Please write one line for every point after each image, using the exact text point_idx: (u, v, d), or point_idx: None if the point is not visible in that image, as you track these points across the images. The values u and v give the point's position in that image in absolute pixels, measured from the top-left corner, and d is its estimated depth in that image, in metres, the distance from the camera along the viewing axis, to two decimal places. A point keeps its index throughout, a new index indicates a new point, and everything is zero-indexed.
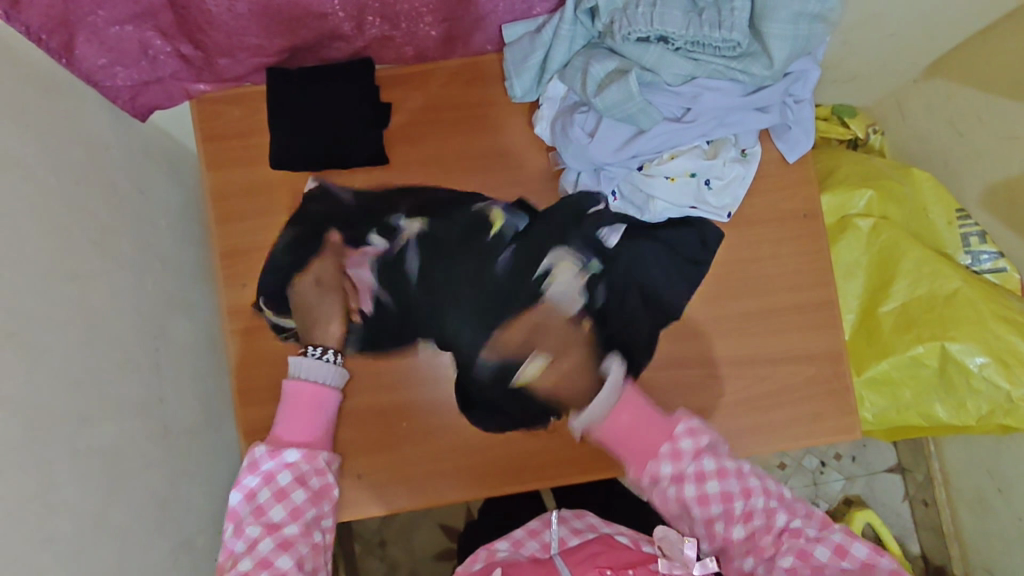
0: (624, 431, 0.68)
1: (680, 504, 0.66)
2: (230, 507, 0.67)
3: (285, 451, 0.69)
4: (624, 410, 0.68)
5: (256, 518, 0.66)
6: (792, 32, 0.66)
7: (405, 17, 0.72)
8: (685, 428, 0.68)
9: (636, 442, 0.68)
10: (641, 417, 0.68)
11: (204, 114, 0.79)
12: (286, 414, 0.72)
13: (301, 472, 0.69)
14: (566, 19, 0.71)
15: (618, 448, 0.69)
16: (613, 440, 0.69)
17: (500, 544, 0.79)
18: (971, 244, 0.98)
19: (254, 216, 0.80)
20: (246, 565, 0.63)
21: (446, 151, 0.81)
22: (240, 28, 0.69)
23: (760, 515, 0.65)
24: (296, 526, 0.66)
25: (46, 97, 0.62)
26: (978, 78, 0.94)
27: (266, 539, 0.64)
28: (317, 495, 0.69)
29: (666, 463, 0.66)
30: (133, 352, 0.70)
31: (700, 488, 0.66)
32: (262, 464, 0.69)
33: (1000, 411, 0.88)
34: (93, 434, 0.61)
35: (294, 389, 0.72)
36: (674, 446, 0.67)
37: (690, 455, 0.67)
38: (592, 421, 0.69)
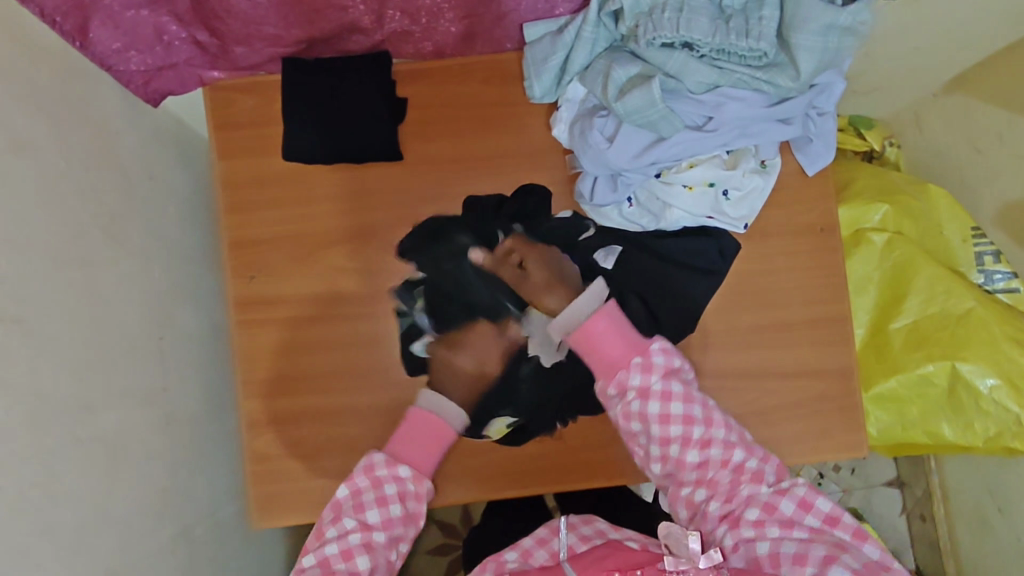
0: (600, 334, 0.72)
1: (642, 421, 0.70)
2: (340, 494, 0.73)
3: (402, 465, 0.73)
4: (601, 316, 0.72)
5: (354, 513, 0.71)
6: (821, 44, 0.65)
7: (425, 13, 0.71)
8: (660, 346, 0.72)
9: (605, 355, 0.72)
10: (615, 328, 0.72)
11: (218, 101, 0.78)
12: (408, 432, 0.75)
13: (404, 490, 0.73)
14: (589, 21, 0.70)
15: (590, 357, 0.73)
16: (584, 348, 0.73)
17: (507, 555, 0.79)
18: (985, 262, 0.97)
19: (265, 207, 0.79)
20: (330, 550, 0.69)
21: (461, 149, 0.80)
22: (258, 17, 0.68)
23: (718, 447, 0.70)
24: (381, 536, 0.71)
25: (58, 79, 0.61)
26: (1000, 96, 0.92)
27: (356, 535, 0.70)
28: (409, 517, 0.73)
29: (636, 375, 0.71)
30: (139, 339, 0.70)
31: (663, 408, 0.70)
32: (377, 469, 0.73)
33: (1009, 433, 0.87)
34: (96, 422, 0.61)
35: (422, 421, 0.75)
36: (645, 359, 0.71)
37: (660, 373, 0.71)
38: (569, 327, 0.74)
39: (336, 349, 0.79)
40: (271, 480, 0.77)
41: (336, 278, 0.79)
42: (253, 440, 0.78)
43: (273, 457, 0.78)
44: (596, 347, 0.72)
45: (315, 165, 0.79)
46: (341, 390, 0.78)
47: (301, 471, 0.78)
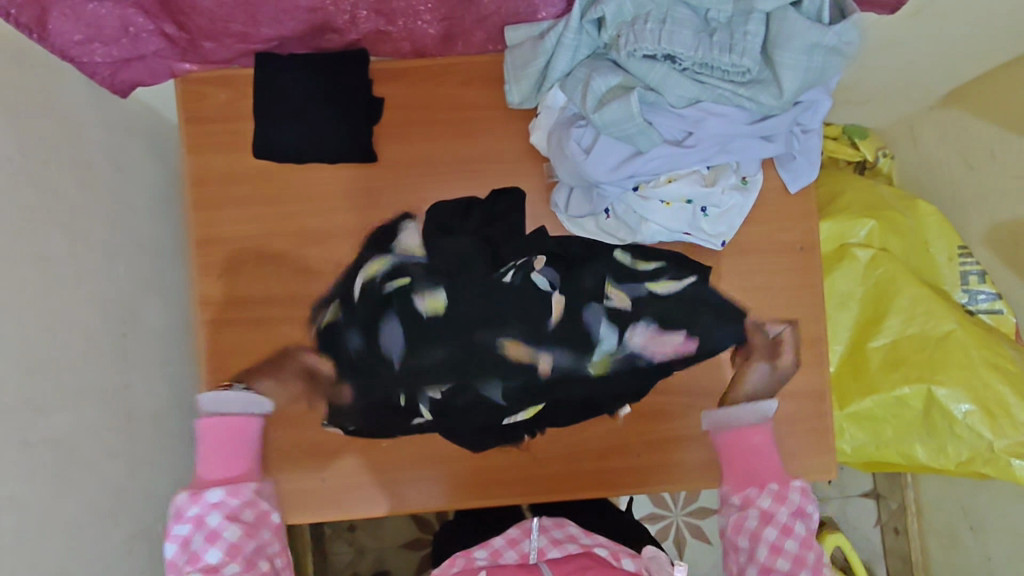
0: (755, 446, 0.75)
1: (751, 540, 0.71)
2: (168, 558, 0.69)
3: (208, 492, 0.71)
4: (758, 432, 0.75)
5: (195, 564, 0.68)
6: (806, 63, 0.63)
7: (401, 14, 0.69)
8: (800, 484, 0.74)
9: (748, 463, 0.75)
10: (765, 448, 0.75)
11: (187, 94, 0.76)
12: (206, 440, 0.74)
13: (229, 509, 0.71)
14: (571, 28, 0.68)
15: (729, 460, 0.76)
16: (732, 446, 0.75)
17: (478, 553, 0.78)
18: (970, 282, 0.95)
19: (235, 204, 0.77)
20: None
21: (437, 152, 0.78)
22: (225, 14, 0.65)
23: None
24: (234, 563, 0.68)
25: (17, 72, 0.59)
26: (994, 113, 0.90)
27: None
28: (256, 525, 0.72)
29: (768, 499, 0.73)
30: (100, 337, 0.69)
31: (779, 540, 0.70)
32: (189, 510, 0.70)
33: (981, 459, 0.85)
34: (49, 422, 0.60)
35: (211, 425, 0.74)
36: (780, 490, 0.73)
37: (794, 507, 0.73)
38: (725, 417, 0.76)
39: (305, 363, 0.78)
40: None
41: (307, 281, 0.78)
42: None
43: None
44: (738, 457, 0.75)
45: (286, 164, 0.77)
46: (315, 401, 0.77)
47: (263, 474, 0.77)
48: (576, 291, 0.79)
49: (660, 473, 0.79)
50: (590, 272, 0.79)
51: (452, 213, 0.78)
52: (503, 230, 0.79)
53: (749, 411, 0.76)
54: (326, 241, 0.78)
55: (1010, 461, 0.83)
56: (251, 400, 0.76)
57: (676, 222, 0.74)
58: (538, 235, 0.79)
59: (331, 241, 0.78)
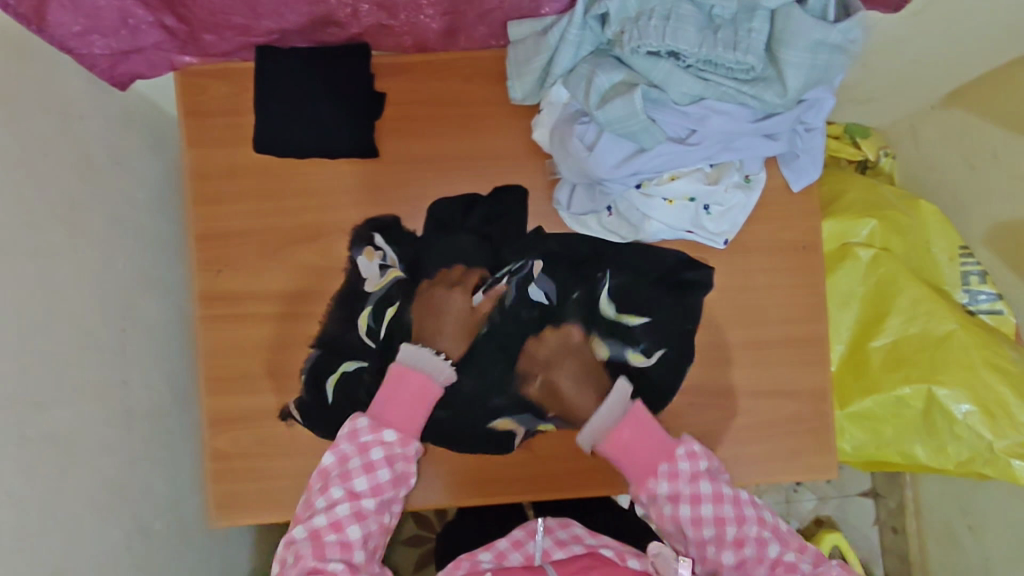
0: (627, 443, 0.72)
1: (676, 524, 0.69)
2: (323, 465, 0.69)
3: (385, 430, 0.70)
4: (624, 426, 0.72)
5: (341, 481, 0.68)
6: (811, 61, 0.63)
7: (404, 8, 0.68)
8: (684, 452, 0.71)
9: (634, 458, 0.72)
10: (640, 436, 0.72)
11: (187, 87, 0.75)
12: (391, 384, 0.72)
13: (386, 454, 0.70)
14: (574, 23, 0.67)
15: (620, 463, 0.72)
16: (616, 455, 0.72)
17: (482, 556, 0.77)
18: (971, 282, 0.94)
19: (235, 199, 0.77)
20: (319, 522, 0.65)
21: (438, 148, 0.78)
22: (225, 7, 0.65)
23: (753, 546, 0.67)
24: (374, 499, 0.68)
25: (15, 63, 0.59)
26: (996, 113, 0.90)
27: (345, 503, 0.66)
28: (398, 479, 0.70)
29: (664, 482, 0.70)
30: (98, 332, 0.68)
31: (695, 511, 0.69)
32: (362, 435, 0.70)
33: (981, 459, 0.86)
34: (47, 417, 0.59)
35: (400, 372, 0.73)
36: (673, 467, 0.71)
37: (688, 477, 0.70)
38: (595, 433, 0.74)
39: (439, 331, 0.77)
40: (226, 479, 0.76)
41: (307, 278, 0.77)
42: (215, 437, 0.77)
43: (232, 455, 0.77)
44: (624, 458, 0.72)
45: (286, 159, 0.77)
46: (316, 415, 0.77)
47: (262, 470, 0.77)
48: (574, 295, 0.79)
49: None
50: (590, 275, 0.79)
51: (451, 214, 0.78)
52: (502, 234, 0.79)
53: (606, 412, 0.74)
54: (329, 240, 0.77)
55: (1010, 461, 0.83)
56: (441, 368, 0.74)
57: (677, 219, 0.74)
58: (536, 237, 0.79)
59: (332, 241, 0.77)
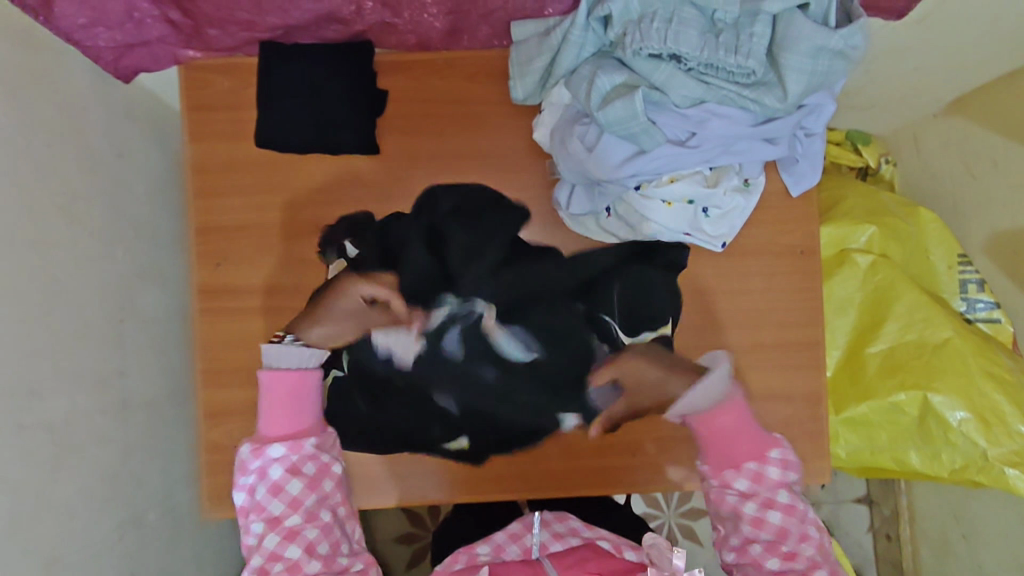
0: (723, 429, 0.73)
1: (733, 513, 0.71)
2: (236, 506, 0.69)
3: (270, 447, 0.70)
4: (723, 412, 0.73)
5: (258, 514, 0.68)
6: (812, 66, 0.63)
7: (408, 6, 0.68)
8: (777, 456, 0.71)
9: (725, 448, 0.73)
10: (738, 429, 0.73)
11: (192, 81, 0.76)
12: (267, 399, 0.72)
13: (290, 464, 0.70)
14: (577, 25, 0.67)
15: (710, 446, 0.74)
16: (708, 436, 0.74)
17: (480, 549, 0.77)
18: (969, 291, 0.94)
19: (237, 192, 0.77)
20: (257, 561, 0.67)
21: (439, 145, 0.78)
22: (232, 3, 0.65)
23: (801, 560, 0.69)
24: (297, 514, 0.68)
25: (20, 53, 0.59)
26: (997, 122, 0.90)
27: (271, 533, 0.67)
28: (315, 480, 0.70)
29: (745, 478, 0.71)
30: (97, 322, 0.68)
31: (761, 513, 0.70)
32: (251, 463, 0.70)
33: (974, 467, 0.86)
34: (43, 406, 0.59)
35: (270, 377, 0.72)
36: (759, 467, 0.71)
37: (771, 483, 0.71)
38: (689, 411, 0.75)
39: (314, 323, 0.78)
40: (222, 471, 0.77)
41: (307, 272, 0.78)
42: (210, 429, 0.77)
43: (228, 448, 0.77)
44: (719, 446, 0.73)
45: (289, 155, 0.77)
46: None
47: None
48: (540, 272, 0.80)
49: (649, 469, 0.79)
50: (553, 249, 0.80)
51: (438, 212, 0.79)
52: (468, 226, 0.79)
53: (705, 390, 0.75)
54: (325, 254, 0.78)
55: (1003, 470, 0.83)
56: (305, 355, 0.75)
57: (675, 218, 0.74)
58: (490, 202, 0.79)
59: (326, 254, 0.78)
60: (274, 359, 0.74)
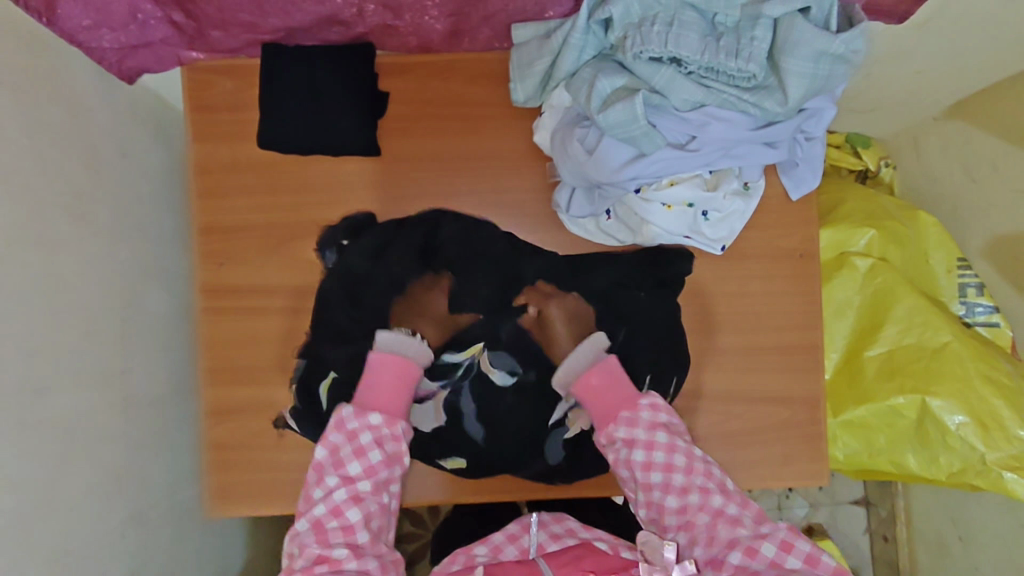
0: (594, 388, 0.78)
1: (629, 468, 0.75)
2: (317, 459, 0.74)
3: (370, 414, 0.75)
4: (594, 372, 0.78)
5: (337, 470, 0.73)
6: (812, 71, 0.63)
7: (409, 9, 0.69)
8: (647, 403, 0.77)
9: (600, 402, 0.78)
10: (611, 383, 0.78)
11: (194, 82, 0.76)
12: (371, 372, 0.77)
13: (377, 436, 0.75)
14: (578, 28, 0.68)
15: (586, 404, 0.79)
16: (586, 397, 0.79)
17: (478, 549, 0.77)
18: (968, 294, 0.95)
19: (239, 193, 0.77)
20: (319, 511, 0.71)
21: (441, 146, 0.78)
22: (234, 5, 0.65)
23: (696, 493, 0.72)
24: (368, 482, 0.73)
25: (26, 55, 0.60)
26: (997, 127, 0.90)
27: (341, 489, 0.72)
28: (390, 458, 0.75)
29: (622, 427, 0.76)
30: (102, 321, 0.69)
31: (647, 456, 0.74)
32: (348, 424, 0.75)
33: (972, 470, 0.86)
34: (48, 404, 0.60)
35: (379, 359, 0.77)
36: (633, 415, 0.77)
37: (645, 425, 0.76)
38: (567, 378, 0.80)
39: (416, 317, 0.81)
40: (223, 470, 0.77)
41: (308, 272, 0.78)
42: (213, 428, 0.77)
43: (230, 447, 0.77)
44: (600, 404, 0.78)
45: (291, 156, 0.77)
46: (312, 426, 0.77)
47: (260, 462, 0.78)
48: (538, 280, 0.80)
49: None
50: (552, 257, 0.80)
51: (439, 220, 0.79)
52: (463, 232, 0.79)
53: (580, 359, 0.80)
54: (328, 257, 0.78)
55: (1001, 474, 0.83)
56: (412, 345, 0.79)
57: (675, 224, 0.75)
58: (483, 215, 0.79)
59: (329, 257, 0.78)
60: (389, 342, 0.79)
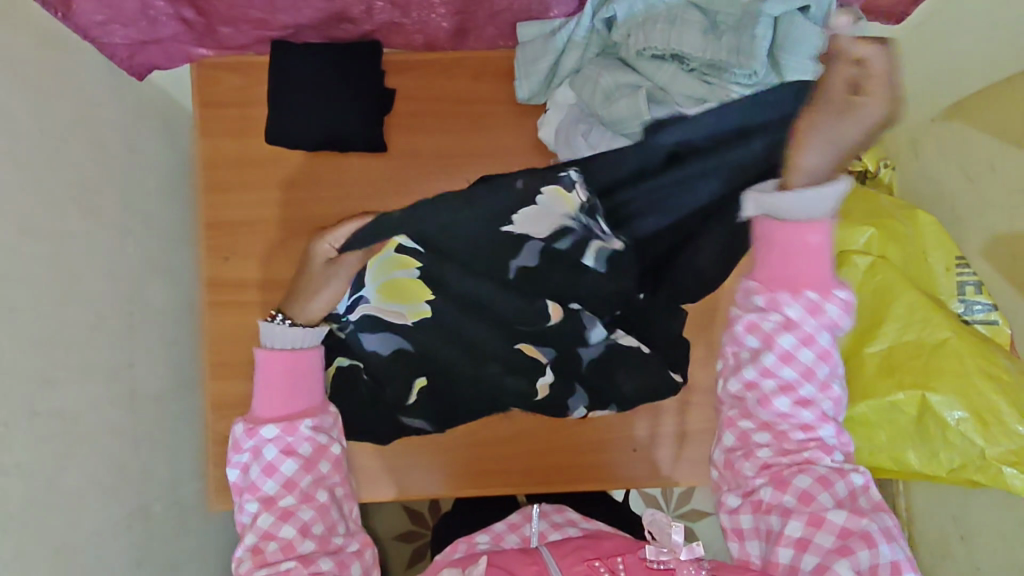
0: (805, 245, 0.59)
1: (762, 341, 0.62)
2: (232, 484, 0.66)
3: (262, 426, 0.66)
4: (816, 230, 0.59)
5: (252, 494, 0.65)
6: (813, 67, 0.63)
7: (417, 6, 0.70)
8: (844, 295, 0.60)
9: (795, 265, 0.60)
10: (821, 251, 0.59)
11: (204, 79, 0.78)
12: (263, 378, 0.68)
13: (285, 443, 0.66)
14: (582, 26, 0.70)
15: (770, 255, 0.61)
16: (774, 245, 0.60)
17: (479, 538, 0.78)
18: (966, 292, 0.95)
19: (247, 189, 0.79)
20: (251, 539, 0.62)
21: (446, 142, 0.79)
22: (244, 2, 0.67)
23: (814, 413, 0.62)
24: (291, 495, 0.64)
25: (39, 51, 0.61)
26: (994, 127, 0.91)
27: (264, 513, 0.63)
28: (310, 463, 0.66)
29: (797, 304, 0.60)
30: (108, 314, 0.70)
31: (790, 348, 0.61)
32: (246, 442, 0.66)
33: (972, 466, 0.87)
34: (55, 396, 0.61)
35: (266, 358, 0.68)
36: (814, 301, 0.60)
37: (827, 321, 0.60)
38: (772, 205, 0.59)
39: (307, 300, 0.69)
40: (227, 463, 0.78)
41: None
42: (218, 422, 0.78)
43: None
44: (790, 263, 0.60)
45: (299, 152, 0.79)
46: None
47: None
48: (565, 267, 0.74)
49: (649, 463, 0.80)
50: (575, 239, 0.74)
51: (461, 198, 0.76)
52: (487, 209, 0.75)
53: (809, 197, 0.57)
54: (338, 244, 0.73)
55: (1000, 468, 0.85)
56: (302, 336, 0.70)
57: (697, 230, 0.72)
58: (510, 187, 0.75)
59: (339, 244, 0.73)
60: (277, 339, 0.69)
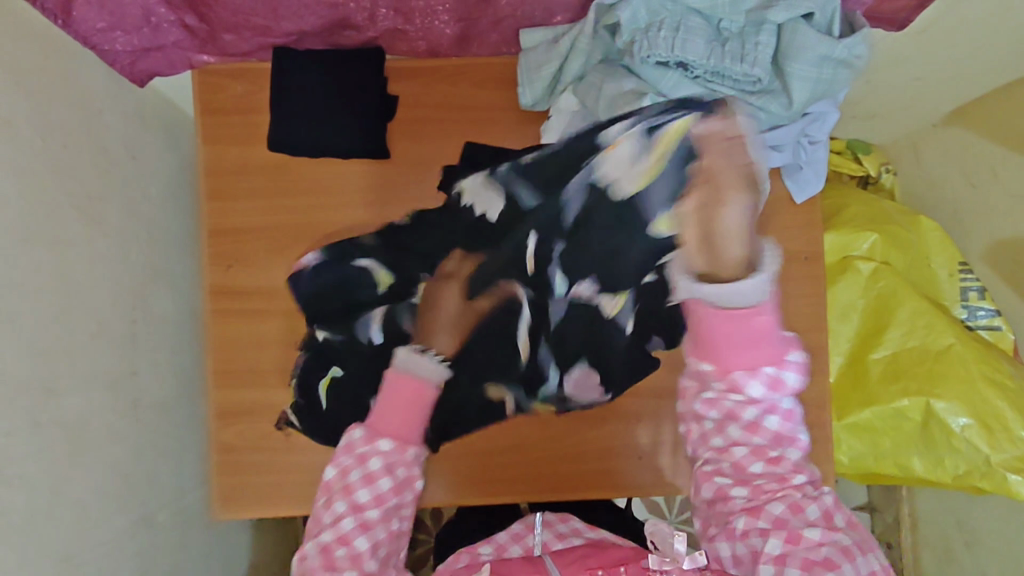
0: (748, 331, 0.58)
1: (725, 415, 0.61)
2: (326, 479, 0.69)
3: (382, 441, 0.67)
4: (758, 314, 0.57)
5: (344, 496, 0.67)
6: (815, 75, 0.65)
7: (420, 13, 0.70)
8: (796, 360, 0.60)
9: (738, 351, 0.59)
10: (766, 331, 0.58)
11: (204, 86, 0.77)
12: (387, 401, 0.68)
13: (389, 462, 0.67)
14: (586, 33, 0.69)
15: (717, 345, 0.60)
16: (717, 337, 0.59)
17: (482, 549, 0.78)
18: (970, 298, 0.95)
19: (249, 196, 0.78)
20: (326, 538, 0.65)
21: (449, 148, 0.79)
22: (247, 7, 0.66)
23: (787, 466, 0.61)
24: (377, 509, 0.66)
25: (41, 57, 0.61)
26: (995, 133, 0.91)
27: (348, 517, 0.65)
28: (400, 485, 0.68)
29: (756, 384, 0.59)
30: (111, 321, 0.69)
31: (757, 418, 0.61)
32: (359, 447, 0.68)
33: (978, 472, 0.86)
34: (59, 403, 0.60)
35: (396, 385, 0.68)
36: (774, 372, 0.59)
37: (787, 390, 0.60)
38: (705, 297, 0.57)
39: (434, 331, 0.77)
40: (230, 471, 0.77)
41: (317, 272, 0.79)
42: (221, 430, 0.77)
43: (238, 447, 0.78)
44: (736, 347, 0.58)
45: (301, 159, 0.78)
46: (316, 426, 0.77)
47: (267, 463, 0.78)
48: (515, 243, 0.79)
49: (655, 471, 0.79)
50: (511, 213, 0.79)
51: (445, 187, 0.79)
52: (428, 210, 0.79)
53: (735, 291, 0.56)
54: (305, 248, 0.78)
55: (1006, 475, 0.84)
56: (435, 370, 0.70)
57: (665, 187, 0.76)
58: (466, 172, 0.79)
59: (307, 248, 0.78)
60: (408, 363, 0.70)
